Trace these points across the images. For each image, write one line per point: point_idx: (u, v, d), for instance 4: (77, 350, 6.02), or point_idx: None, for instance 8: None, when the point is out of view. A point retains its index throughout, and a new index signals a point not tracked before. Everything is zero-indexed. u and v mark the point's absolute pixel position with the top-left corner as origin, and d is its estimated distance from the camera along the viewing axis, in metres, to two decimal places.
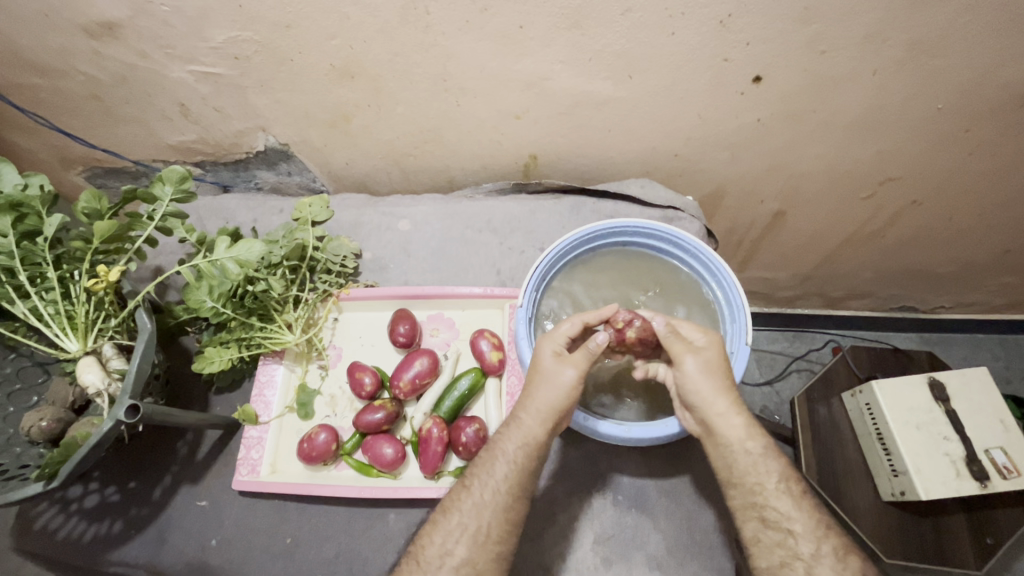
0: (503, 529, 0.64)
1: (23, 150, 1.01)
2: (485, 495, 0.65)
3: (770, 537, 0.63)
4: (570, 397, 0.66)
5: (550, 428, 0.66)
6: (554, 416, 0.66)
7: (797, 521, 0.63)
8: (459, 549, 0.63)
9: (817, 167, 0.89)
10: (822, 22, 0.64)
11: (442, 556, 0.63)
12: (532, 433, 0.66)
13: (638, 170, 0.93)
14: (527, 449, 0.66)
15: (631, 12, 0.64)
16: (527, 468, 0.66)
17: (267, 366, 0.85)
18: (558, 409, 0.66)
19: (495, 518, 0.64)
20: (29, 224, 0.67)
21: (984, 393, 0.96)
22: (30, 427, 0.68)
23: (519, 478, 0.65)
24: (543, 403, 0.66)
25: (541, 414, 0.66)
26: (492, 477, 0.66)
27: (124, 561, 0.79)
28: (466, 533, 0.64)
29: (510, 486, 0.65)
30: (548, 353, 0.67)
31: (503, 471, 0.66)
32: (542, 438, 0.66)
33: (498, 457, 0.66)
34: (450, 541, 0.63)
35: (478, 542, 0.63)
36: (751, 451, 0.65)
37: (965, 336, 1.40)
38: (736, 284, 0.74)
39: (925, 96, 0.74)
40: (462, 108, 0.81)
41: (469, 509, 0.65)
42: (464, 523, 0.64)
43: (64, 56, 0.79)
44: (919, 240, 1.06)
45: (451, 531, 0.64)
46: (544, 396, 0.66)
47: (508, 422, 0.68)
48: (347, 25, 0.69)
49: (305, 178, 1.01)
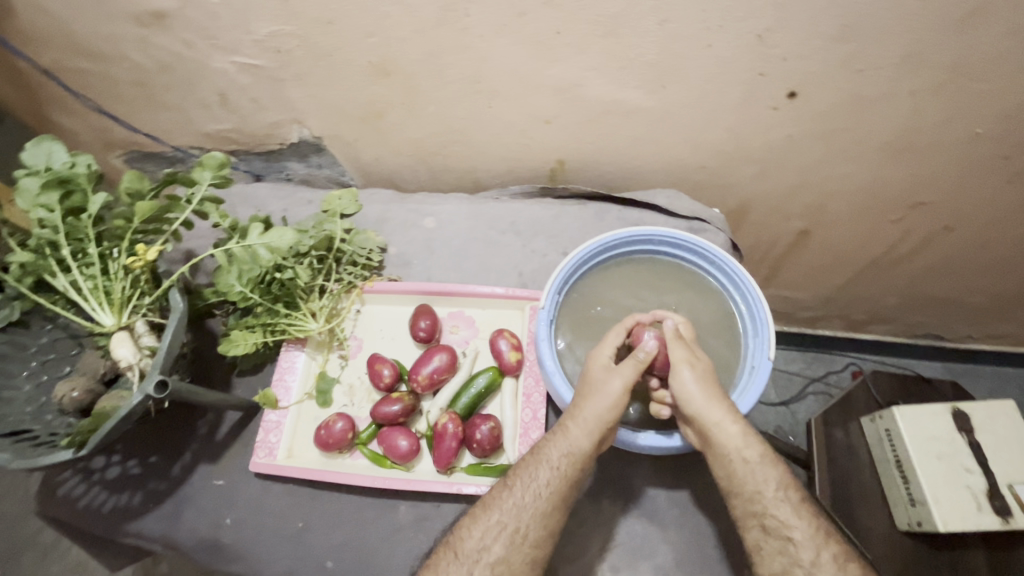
0: (541, 534, 0.65)
1: (67, 130, 1.05)
2: (527, 497, 0.66)
3: (771, 544, 0.63)
4: (617, 410, 0.66)
5: (596, 442, 0.66)
6: (601, 429, 0.66)
7: (796, 528, 0.63)
8: (495, 547, 0.64)
9: (846, 187, 0.88)
10: (860, 41, 0.64)
11: (479, 551, 0.65)
12: (578, 443, 0.66)
13: (664, 181, 0.93)
14: (572, 459, 0.66)
15: (667, 23, 0.64)
16: (572, 477, 0.66)
17: (289, 352, 0.86)
18: (605, 424, 0.66)
19: (534, 521, 0.65)
20: (75, 201, 0.70)
21: (1011, 427, 0.93)
22: (61, 396, 0.71)
23: (562, 485, 0.66)
24: (590, 415, 0.66)
25: (588, 425, 0.66)
26: (534, 480, 0.66)
27: (142, 532, 0.81)
28: (504, 533, 0.65)
29: (551, 492, 0.66)
30: (596, 364, 0.68)
31: (545, 475, 0.67)
32: (587, 450, 0.66)
33: (542, 463, 0.67)
34: (489, 537, 0.65)
35: (515, 542, 0.65)
36: (746, 459, 0.65)
37: (992, 369, 1.37)
38: (760, 299, 0.73)
39: (962, 119, 0.73)
40: (492, 110, 0.82)
41: (509, 508, 0.66)
42: (503, 522, 0.65)
43: (115, 43, 0.83)
44: (948, 267, 1.04)
45: (491, 529, 0.65)
46: (594, 407, 0.66)
47: (554, 430, 0.68)
48: (386, 24, 0.71)
49: (335, 171, 1.03)
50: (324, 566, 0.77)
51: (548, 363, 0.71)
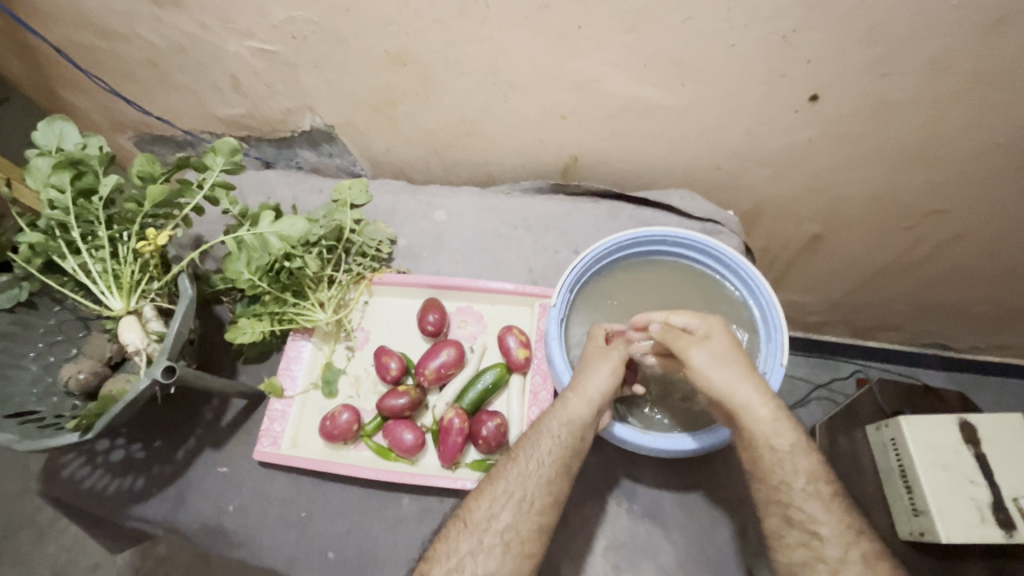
0: (546, 500, 0.64)
1: (79, 110, 1.05)
2: (531, 466, 0.66)
3: (793, 536, 0.61)
4: (616, 381, 0.68)
5: (597, 410, 0.67)
6: (602, 400, 0.67)
7: (824, 524, 0.61)
8: (504, 515, 0.64)
9: (862, 193, 0.87)
10: (888, 45, 0.63)
11: (488, 519, 0.64)
12: (578, 412, 0.66)
13: (679, 181, 0.92)
14: (572, 428, 0.66)
15: (691, 21, 0.63)
16: (572, 446, 0.66)
17: (297, 341, 0.86)
18: (606, 393, 0.67)
19: (539, 489, 0.65)
20: (86, 182, 0.69)
21: (1018, 441, 0.92)
22: (68, 378, 0.71)
23: (565, 456, 0.66)
24: (593, 387, 0.67)
25: (590, 394, 0.67)
26: (536, 450, 0.66)
27: (145, 516, 0.81)
28: (511, 500, 0.64)
29: (554, 460, 0.66)
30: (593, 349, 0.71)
31: (547, 444, 0.66)
32: (587, 419, 0.66)
33: (542, 433, 0.67)
34: (497, 506, 0.64)
35: (523, 509, 0.64)
36: (768, 427, 0.64)
37: (998, 380, 1.36)
38: (775, 304, 0.73)
39: (987, 129, 0.72)
40: (509, 103, 0.81)
41: (514, 477, 0.65)
42: (510, 491, 0.65)
43: (129, 22, 0.82)
44: (961, 277, 1.03)
45: (498, 497, 0.65)
46: (596, 379, 0.67)
47: (555, 401, 0.69)
48: (405, 13, 0.70)
49: (345, 160, 1.03)
50: (326, 557, 0.76)
51: (558, 362, 0.72)
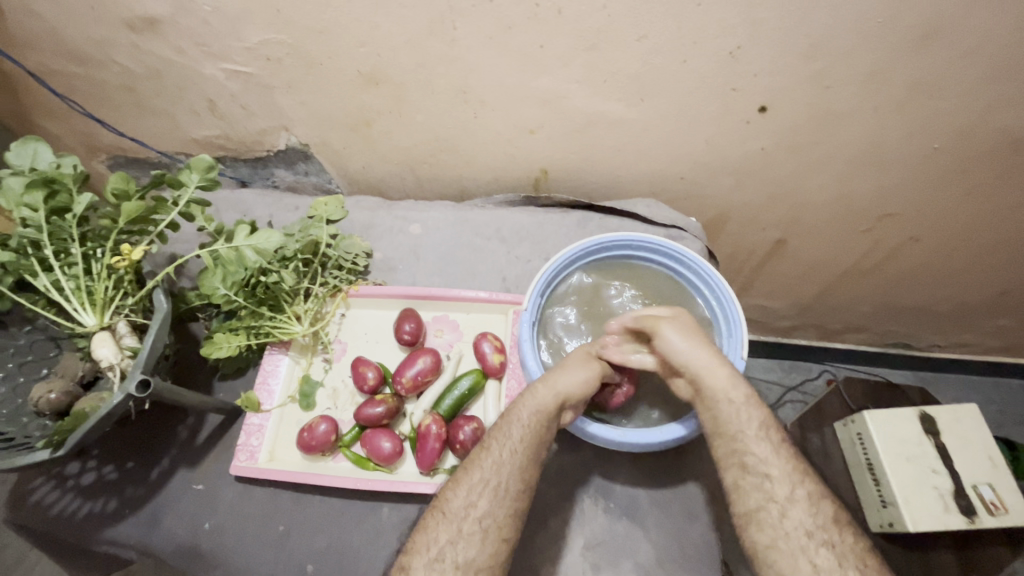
0: (520, 486, 0.66)
1: (52, 135, 1.05)
2: (504, 454, 0.67)
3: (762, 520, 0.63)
4: (587, 386, 0.70)
5: (563, 401, 0.68)
6: (566, 392, 0.68)
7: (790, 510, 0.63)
8: (481, 502, 0.65)
9: (816, 198, 0.92)
10: (826, 60, 0.68)
11: (466, 507, 0.65)
12: (544, 402, 0.68)
13: (644, 191, 0.96)
14: (540, 416, 0.67)
15: (646, 39, 0.68)
16: (543, 433, 0.67)
17: (273, 356, 0.87)
18: (573, 393, 0.69)
19: (513, 474, 0.66)
20: (60, 201, 0.70)
21: (974, 429, 0.97)
22: (38, 398, 0.70)
23: (535, 440, 0.67)
24: (562, 387, 0.69)
25: (554, 385, 0.69)
26: (509, 438, 0.68)
27: (116, 539, 0.80)
28: (487, 487, 0.65)
29: (526, 447, 0.67)
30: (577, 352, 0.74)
31: (517, 433, 0.68)
32: (552, 412, 0.68)
33: (513, 423, 0.68)
34: (474, 494, 0.65)
35: (499, 495, 0.65)
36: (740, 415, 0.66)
37: (959, 377, 1.42)
38: (733, 300, 0.76)
39: (922, 135, 0.78)
40: (480, 120, 0.85)
41: (489, 465, 0.67)
42: (485, 478, 0.66)
43: (103, 46, 0.83)
44: (914, 277, 1.09)
45: (475, 486, 0.66)
46: (565, 379, 0.69)
47: (523, 391, 0.71)
48: (377, 35, 0.73)
49: (322, 179, 1.05)
50: (305, 570, 0.76)
51: (530, 364, 0.74)
